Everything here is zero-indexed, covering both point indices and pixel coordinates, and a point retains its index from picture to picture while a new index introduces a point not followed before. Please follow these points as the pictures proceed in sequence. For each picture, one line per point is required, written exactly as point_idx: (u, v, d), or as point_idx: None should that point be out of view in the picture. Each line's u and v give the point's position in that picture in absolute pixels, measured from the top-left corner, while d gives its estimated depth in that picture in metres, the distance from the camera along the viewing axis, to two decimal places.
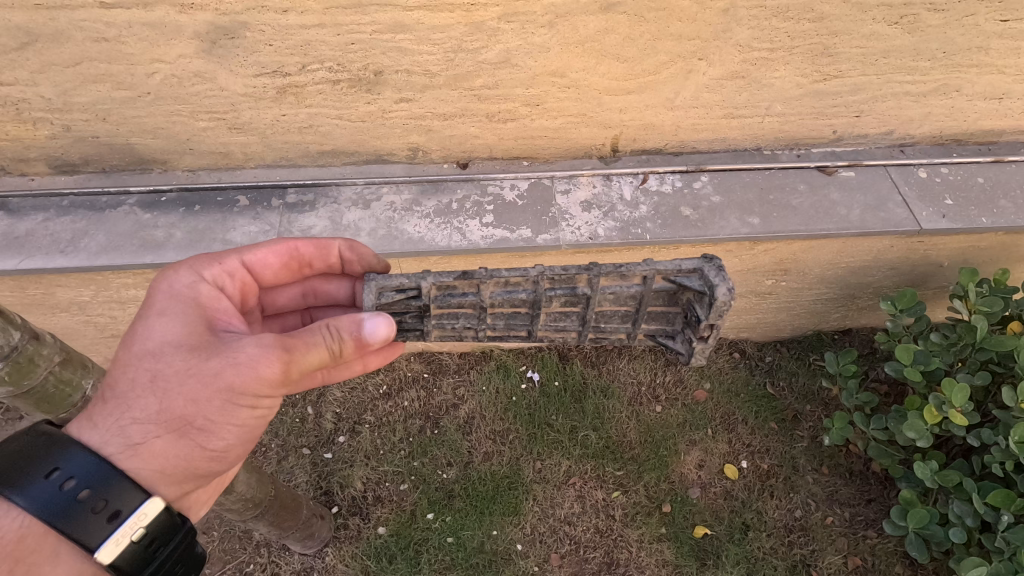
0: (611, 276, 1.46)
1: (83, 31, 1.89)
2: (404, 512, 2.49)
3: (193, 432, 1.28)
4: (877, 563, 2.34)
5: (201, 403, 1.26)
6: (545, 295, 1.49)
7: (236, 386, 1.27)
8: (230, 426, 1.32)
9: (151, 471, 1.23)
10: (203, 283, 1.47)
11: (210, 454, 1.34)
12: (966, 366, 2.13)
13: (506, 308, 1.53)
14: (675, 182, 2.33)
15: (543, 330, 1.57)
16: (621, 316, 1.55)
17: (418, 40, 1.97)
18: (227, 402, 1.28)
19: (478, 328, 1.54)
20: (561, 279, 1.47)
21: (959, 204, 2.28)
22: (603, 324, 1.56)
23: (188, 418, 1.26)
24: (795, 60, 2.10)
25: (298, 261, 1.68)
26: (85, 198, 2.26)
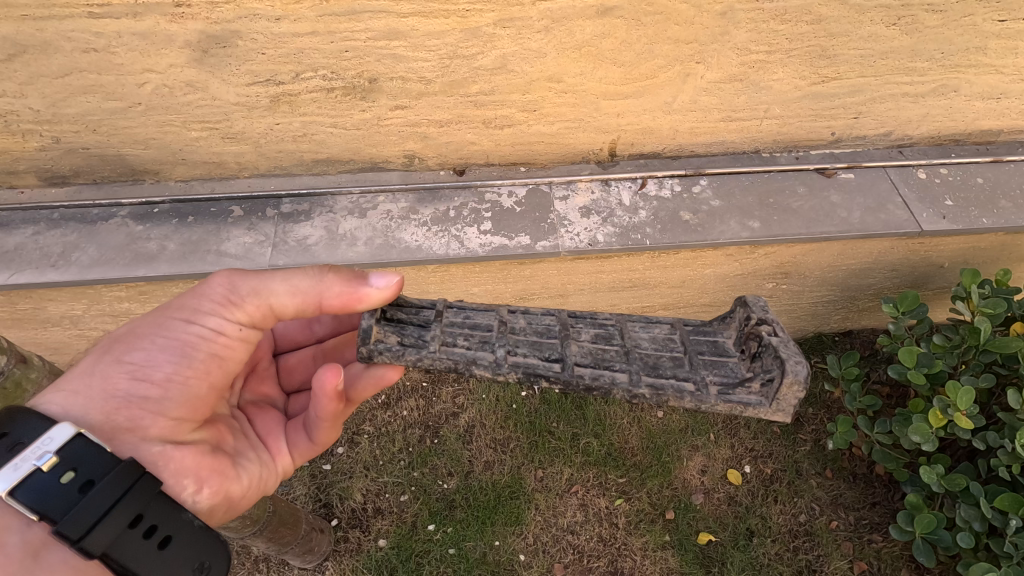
0: (637, 324, 1.59)
1: (72, 42, 1.85)
2: (405, 524, 2.45)
3: (118, 349, 1.30)
4: (883, 567, 2.32)
5: (136, 322, 1.36)
6: (573, 326, 1.54)
7: (174, 300, 1.37)
8: (156, 347, 1.30)
9: (61, 391, 1.21)
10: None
11: (133, 376, 1.27)
12: (970, 368, 2.12)
13: (529, 335, 1.50)
14: (674, 186, 2.31)
15: (577, 360, 1.41)
16: (670, 358, 1.46)
17: (413, 47, 1.94)
18: (166, 317, 1.34)
19: (494, 343, 1.44)
20: (583, 318, 1.59)
21: (960, 205, 2.27)
22: (655, 369, 1.42)
23: (120, 336, 1.33)
24: (792, 63, 2.08)
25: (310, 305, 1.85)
26: (76, 210, 2.23)
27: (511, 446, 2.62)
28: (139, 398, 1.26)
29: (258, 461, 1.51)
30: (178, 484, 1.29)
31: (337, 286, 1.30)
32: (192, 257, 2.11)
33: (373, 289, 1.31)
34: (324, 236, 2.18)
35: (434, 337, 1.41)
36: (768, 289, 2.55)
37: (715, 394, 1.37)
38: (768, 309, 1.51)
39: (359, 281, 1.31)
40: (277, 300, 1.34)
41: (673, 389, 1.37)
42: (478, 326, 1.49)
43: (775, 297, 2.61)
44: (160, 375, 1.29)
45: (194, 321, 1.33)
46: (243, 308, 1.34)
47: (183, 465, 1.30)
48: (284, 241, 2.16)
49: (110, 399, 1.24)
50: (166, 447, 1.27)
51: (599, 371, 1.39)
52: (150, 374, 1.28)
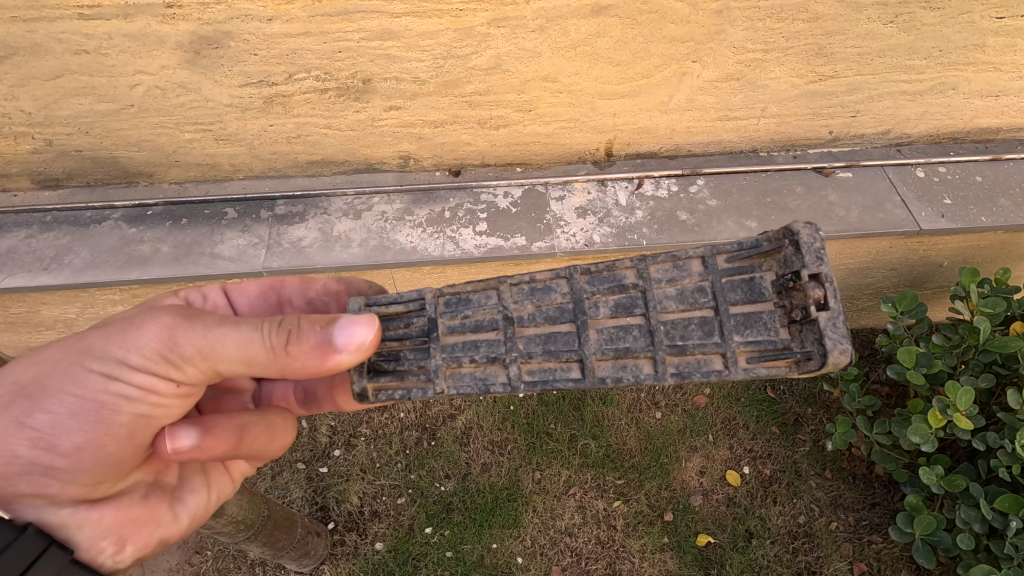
0: (660, 267, 1.44)
1: (62, 44, 1.84)
2: (402, 527, 2.44)
3: (21, 405, 1.19)
4: (882, 568, 2.31)
5: (44, 366, 1.22)
6: (587, 297, 1.42)
7: (95, 348, 1.22)
8: (66, 408, 1.20)
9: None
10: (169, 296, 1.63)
11: (34, 442, 1.19)
12: (970, 368, 2.10)
13: (540, 321, 1.42)
14: (671, 186, 2.30)
15: (598, 355, 1.38)
16: (699, 325, 1.39)
17: (407, 47, 1.93)
18: (83, 369, 1.21)
19: (504, 354, 1.38)
20: (599, 276, 1.44)
21: (958, 203, 2.25)
22: (681, 342, 1.37)
23: (25, 384, 1.20)
24: (789, 61, 2.07)
25: (278, 295, 1.71)
26: (68, 213, 2.21)
27: (509, 447, 2.61)
28: (42, 467, 1.20)
29: (200, 489, 1.53)
30: (96, 545, 1.30)
31: (302, 357, 1.19)
32: (186, 259, 2.10)
33: (341, 354, 1.20)
34: (318, 238, 2.17)
35: (439, 370, 1.37)
36: None
37: (744, 366, 1.35)
38: (822, 259, 1.31)
39: (325, 351, 1.19)
40: (224, 363, 1.23)
41: (700, 369, 1.35)
42: (480, 327, 1.42)
43: None
44: (67, 442, 1.21)
45: (116, 380, 1.21)
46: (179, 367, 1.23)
47: (101, 525, 1.29)
48: (278, 243, 2.15)
49: (11, 462, 1.18)
50: (77, 508, 1.26)
51: (623, 367, 1.37)
52: (55, 443, 1.20)
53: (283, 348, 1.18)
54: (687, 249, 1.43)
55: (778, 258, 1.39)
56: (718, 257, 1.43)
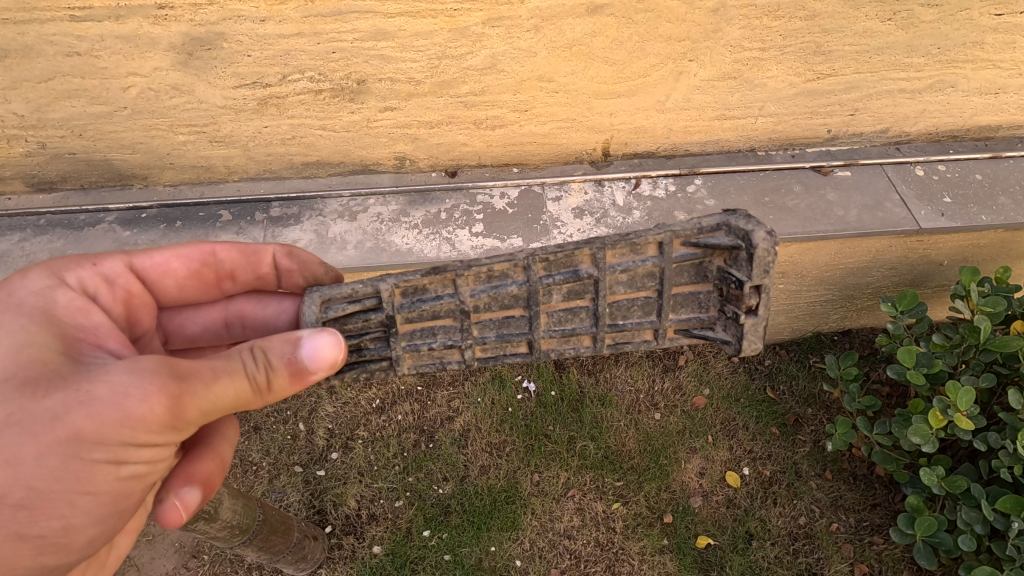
0: (618, 253, 1.43)
1: (55, 46, 1.83)
2: (400, 530, 2.42)
3: (13, 511, 1.06)
4: (884, 570, 2.29)
5: (25, 471, 1.05)
6: (542, 285, 1.45)
7: (85, 437, 1.07)
8: (75, 509, 1.12)
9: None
10: (65, 294, 1.33)
11: (42, 545, 1.13)
12: (970, 368, 2.08)
13: (495, 308, 1.48)
14: (669, 186, 2.28)
15: (546, 337, 1.50)
16: (645, 306, 1.48)
17: (401, 48, 1.92)
18: (76, 456, 1.08)
19: (460, 340, 1.49)
20: (556, 262, 1.44)
21: (958, 202, 2.24)
22: (622, 321, 1.50)
23: (10, 494, 1.05)
24: (786, 59, 2.06)
25: (214, 269, 1.58)
26: (62, 217, 2.20)
27: (508, 449, 2.59)
28: (49, 564, 1.17)
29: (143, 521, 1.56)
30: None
31: (287, 390, 1.22)
32: None
33: (318, 377, 1.25)
34: (313, 240, 2.15)
35: (400, 358, 1.48)
36: None
37: (671, 338, 1.53)
38: (767, 274, 1.37)
39: (299, 376, 1.22)
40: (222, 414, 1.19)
41: (634, 342, 1.53)
42: (438, 317, 1.47)
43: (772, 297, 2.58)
44: (78, 535, 1.16)
45: (123, 463, 1.14)
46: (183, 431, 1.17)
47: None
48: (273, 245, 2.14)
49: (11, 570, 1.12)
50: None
51: (567, 342, 1.52)
52: (61, 535, 1.14)
53: (267, 388, 1.20)
54: (646, 234, 1.40)
55: (729, 254, 1.42)
56: (676, 242, 1.42)
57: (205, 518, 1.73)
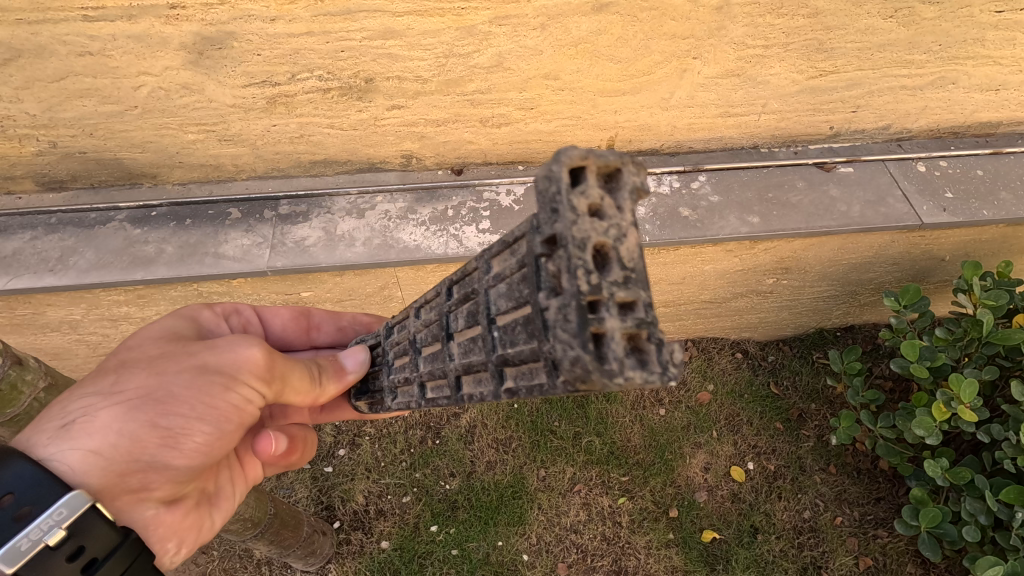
0: (496, 255, 1.04)
1: (67, 45, 1.85)
2: (407, 526, 2.44)
3: (153, 408, 1.22)
4: (889, 563, 2.31)
5: (169, 378, 1.25)
6: (447, 310, 1.18)
7: (210, 365, 1.28)
8: (194, 412, 1.24)
9: (81, 450, 1.15)
10: (207, 313, 1.68)
11: (164, 440, 1.23)
12: (973, 361, 2.10)
13: (427, 337, 1.28)
14: (673, 183, 2.30)
15: (457, 374, 1.13)
16: (519, 324, 0.93)
17: (409, 46, 1.94)
18: (199, 378, 1.27)
19: (412, 375, 1.33)
20: (461, 279, 1.16)
21: (960, 197, 2.26)
22: (506, 349, 0.96)
23: (152, 392, 1.23)
24: (790, 57, 2.08)
25: (307, 321, 1.94)
26: (73, 215, 2.22)
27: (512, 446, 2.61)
28: (162, 465, 1.23)
29: (233, 497, 1.59)
30: (164, 543, 1.35)
31: (330, 384, 1.50)
32: (192, 260, 2.11)
33: (351, 376, 1.56)
34: (322, 237, 2.18)
35: (385, 390, 1.46)
36: (768, 284, 2.55)
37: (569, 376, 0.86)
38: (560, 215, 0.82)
39: (340, 374, 1.54)
40: (290, 391, 1.41)
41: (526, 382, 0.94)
42: (404, 351, 1.41)
43: (776, 293, 2.60)
44: (189, 444, 1.26)
45: (232, 389, 1.28)
46: (268, 390, 1.35)
47: (170, 526, 1.35)
48: (282, 242, 2.16)
49: (132, 463, 1.19)
50: (159, 510, 1.30)
51: (477, 385, 1.09)
52: (181, 442, 1.24)
53: (319, 378, 1.47)
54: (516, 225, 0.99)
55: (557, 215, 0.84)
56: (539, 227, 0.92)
57: None
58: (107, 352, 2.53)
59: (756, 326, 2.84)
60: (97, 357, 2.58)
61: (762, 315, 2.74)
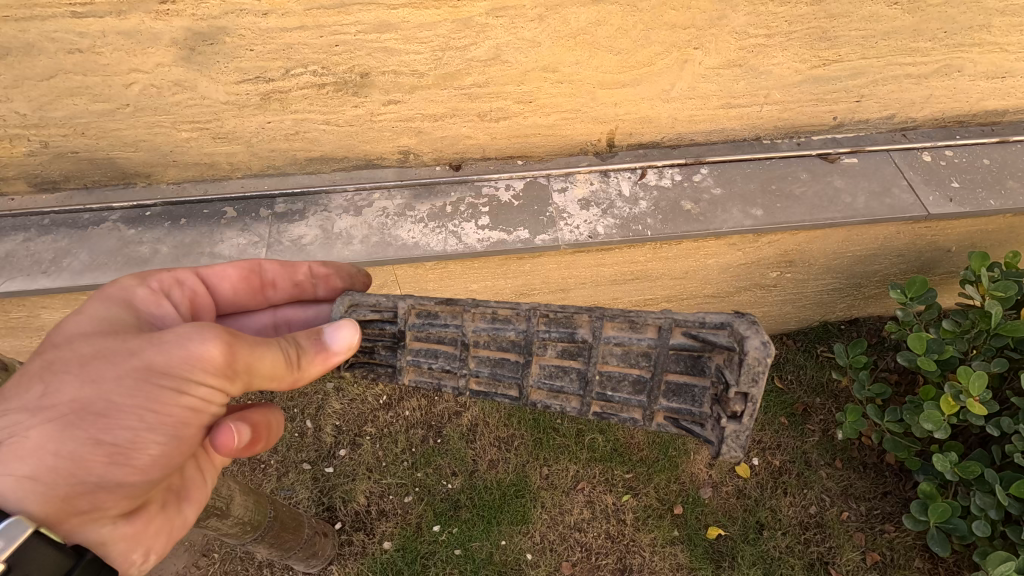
0: (617, 326, 1.43)
1: (56, 42, 1.81)
2: (409, 526, 2.42)
3: (93, 423, 1.17)
4: (895, 557, 2.29)
5: (106, 386, 1.18)
6: (539, 338, 1.46)
7: (155, 367, 1.19)
8: (143, 424, 1.20)
9: (14, 476, 1.11)
10: (142, 289, 1.50)
11: (112, 457, 1.19)
12: (981, 353, 2.07)
13: (493, 347, 1.49)
14: (674, 176, 2.27)
15: (535, 387, 1.49)
16: (633, 381, 1.45)
17: (405, 39, 1.90)
18: (143, 383, 1.18)
19: (456, 369, 1.49)
20: (558, 321, 1.45)
21: (966, 187, 2.23)
22: (611, 392, 1.46)
23: (86, 403, 1.17)
24: (793, 45, 2.04)
25: (261, 278, 1.73)
26: (67, 215, 2.19)
27: (518, 445, 2.58)
28: (112, 484, 1.21)
29: (206, 486, 1.57)
30: (127, 555, 1.35)
31: (313, 366, 1.33)
32: (186, 260, 2.08)
33: (338, 356, 1.36)
34: (319, 235, 2.14)
35: (401, 368, 1.51)
36: (772, 278, 2.51)
37: (658, 423, 1.47)
38: (756, 381, 1.30)
39: (324, 352, 1.34)
40: (259, 379, 1.27)
41: (616, 416, 1.48)
42: (443, 342, 1.49)
43: (779, 287, 2.57)
44: (141, 457, 1.22)
45: (183, 392, 1.21)
46: (232, 384, 1.25)
47: (131, 537, 1.34)
48: (279, 241, 2.13)
49: (76, 485, 1.17)
50: (117, 524, 1.30)
51: (554, 398, 1.50)
52: (132, 457, 1.21)
53: (300, 362, 1.30)
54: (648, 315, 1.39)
55: (729, 355, 1.35)
56: (675, 329, 1.40)
57: (217, 514, 1.71)
58: None
59: (760, 320, 2.81)
60: None
61: (766, 309, 2.71)
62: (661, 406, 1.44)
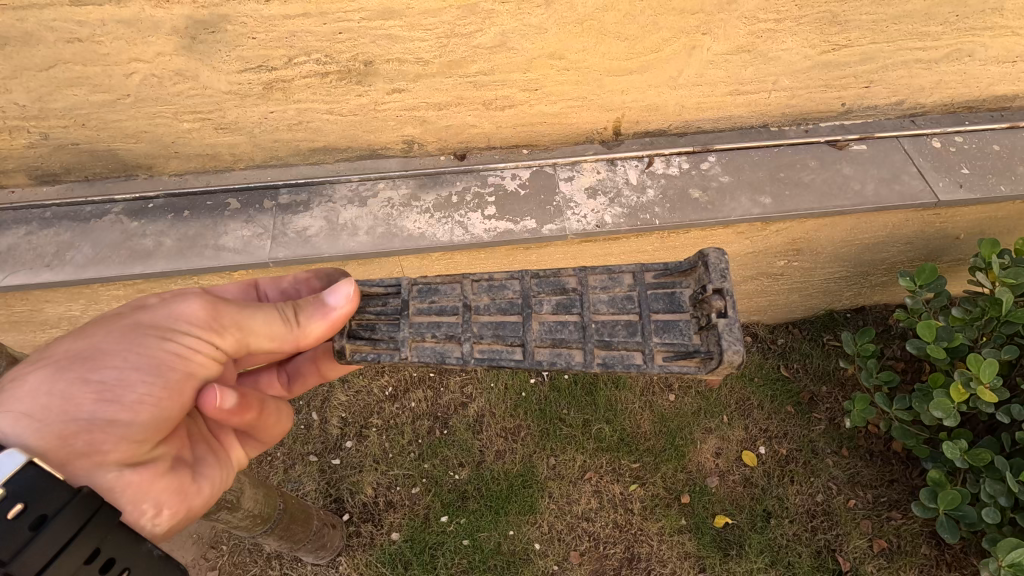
0: (598, 277, 1.53)
1: (54, 32, 1.78)
2: (417, 517, 2.42)
3: (84, 365, 1.18)
4: (903, 544, 2.30)
5: (97, 337, 1.22)
6: (534, 296, 1.51)
7: (145, 322, 1.27)
8: (128, 364, 1.20)
9: (11, 413, 1.08)
10: None
11: (100, 395, 1.17)
12: (991, 341, 2.06)
13: (494, 312, 1.50)
14: (682, 164, 2.25)
15: (538, 343, 1.45)
16: (625, 325, 1.47)
17: (410, 27, 1.87)
18: (133, 335, 1.24)
19: (456, 335, 1.46)
20: (547, 279, 1.53)
21: (977, 173, 2.20)
22: (609, 339, 1.45)
23: (80, 352, 1.20)
24: (802, 30, 2.01)
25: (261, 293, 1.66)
26: (68, 208, 2.16)
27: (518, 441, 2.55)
28: (104, 421, 1.15)
29: (219, 468, 1.44)
30: (136, 508, 1.19)
31: (312, 324, 1.36)
32: (190, 252, 2.06)
33: (336, 310, 1.36)
34: (324, 226, 2.12)
35: (405, 341, 1.45)
36: (779, 267, 2.50)
37: (659, 363, 1.42)
38: (725, 278, 1.40)
39: (322, 310, 1.36)
40: (255, 338, 1.34)
41: (621, 363, 1.42)
42: (444, 311, 1.49)
43: (786, 275, 2.56)
44: (130, 396, 1.19)
45: (169, 339, 1.26)
46: (223, 338, 1.32)
47: (140, 488, 1.19)
48: (283, 232, 2.11)
49: (70, 422, 1.12)
50: (124, 471, 1.17)
51: (558, 355, 1.44)
52: (120, 395, 1.18)
53: (295, 319, 1.35)
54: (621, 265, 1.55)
55: (694, 278, 1.48)
56: (646, 273, 1.54)
57: (229, 508, 1.67)
58: None
59: (766, 309, 2.80)
60: None
61: (772, 298, 2.70)
62: (655, 344, 1.44)
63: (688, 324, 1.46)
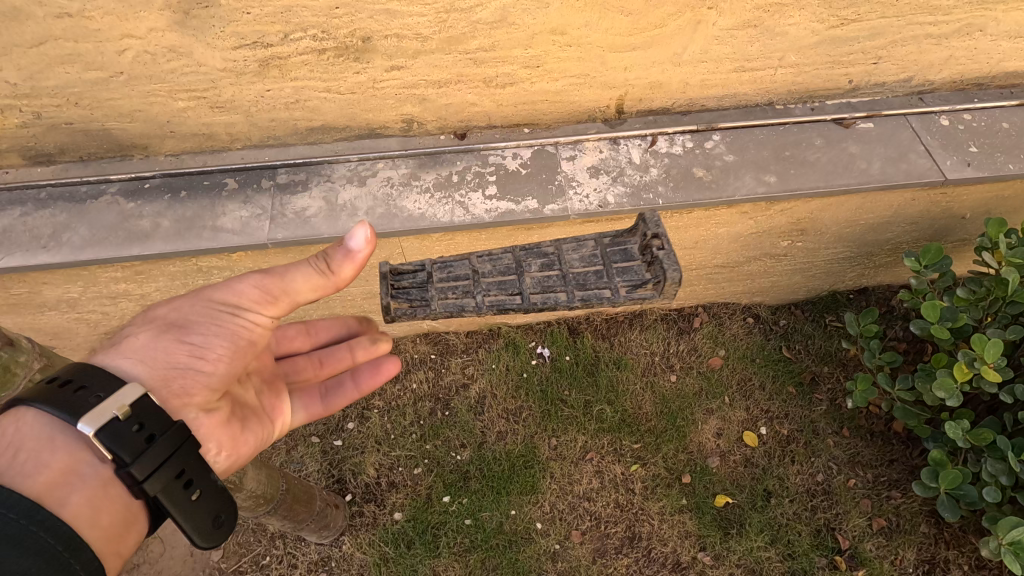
0: (568, 243, 1.67)
1: (44, 7, 1.73)
2: (420, 497, 2.44)
3: (174, 331, 1.34)
4: (901, 523, 2.31)
5: (185, 304, 1.38)
6: (525, 260, 1.62)
7: (215, 296, 1.38)
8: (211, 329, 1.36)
9: (126, 361, 1.27)
10: None
11: (190, 353, 1.34)
12: (996, 321, 2.05)
13: (495, 274, 1.60)
14: (686, 142, 2.22)
15: (533, 292, 1.53)
16: (594, 273, 1.57)
17: (408, 1, 1.82)
18: (207, 306, 1.37)
19: (463, 291, 1.55)
20: (532, 249, 1.66)
21: (985, 151, 2.17)
22: (585, 284, 1.53)
23: (172, 318, 1.36)
24: (810, 5, 1.96)
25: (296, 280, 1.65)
26: (63, 189, 2.14)
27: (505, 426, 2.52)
28: (195, 374, 1.34)
29: (277, 410, 1.64)
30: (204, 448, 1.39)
31: (344, 270, 1.29)
32: (188, 234, 2.04)
33: (361, 253, 1.27)
34: (323, 207, 2.10)
35: (429, 297, 1.53)
36: (783, 247, 2.48)
37: (626, 294, 1.48)
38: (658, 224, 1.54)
39: (348, 252, 1.27)
40: (302, 294, 1.33)
41: (596, 298, 1.49)
42: (455, 274, 1.59)
43: (789, 256, 2.54)
44: (213, 354, 1.37)
45: (238, 313, 1.38)
46: (280, 307, 1.38)
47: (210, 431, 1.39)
48: (282, 213, 2.08)
49: (169, 369, 1.31)
50: (201, 415, 1.37)
51: (545, 296, 1.52)
52: (207, 355, 1.36)
53: (328, 267, 1.29)
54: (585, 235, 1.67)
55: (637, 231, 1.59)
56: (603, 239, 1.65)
57: (232, 488, 1.67)
58: (108, 330, 2.47)
59: (768, 290, 2.78)
60: (99, 336, 2.51)
61: (775, 279, 2.68)
62: (620, 283, 1.52)
63: (642, 261, 1.55)
